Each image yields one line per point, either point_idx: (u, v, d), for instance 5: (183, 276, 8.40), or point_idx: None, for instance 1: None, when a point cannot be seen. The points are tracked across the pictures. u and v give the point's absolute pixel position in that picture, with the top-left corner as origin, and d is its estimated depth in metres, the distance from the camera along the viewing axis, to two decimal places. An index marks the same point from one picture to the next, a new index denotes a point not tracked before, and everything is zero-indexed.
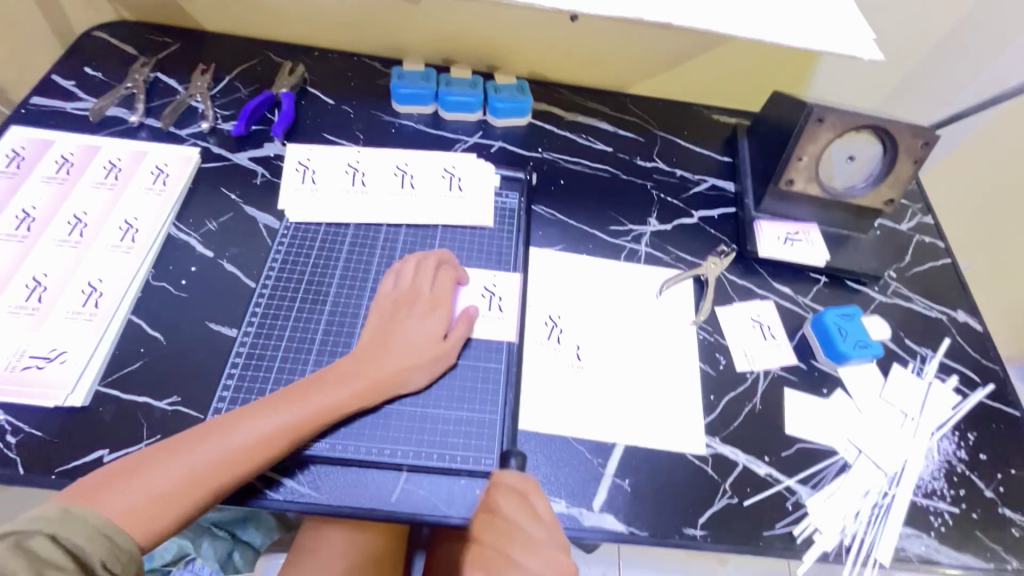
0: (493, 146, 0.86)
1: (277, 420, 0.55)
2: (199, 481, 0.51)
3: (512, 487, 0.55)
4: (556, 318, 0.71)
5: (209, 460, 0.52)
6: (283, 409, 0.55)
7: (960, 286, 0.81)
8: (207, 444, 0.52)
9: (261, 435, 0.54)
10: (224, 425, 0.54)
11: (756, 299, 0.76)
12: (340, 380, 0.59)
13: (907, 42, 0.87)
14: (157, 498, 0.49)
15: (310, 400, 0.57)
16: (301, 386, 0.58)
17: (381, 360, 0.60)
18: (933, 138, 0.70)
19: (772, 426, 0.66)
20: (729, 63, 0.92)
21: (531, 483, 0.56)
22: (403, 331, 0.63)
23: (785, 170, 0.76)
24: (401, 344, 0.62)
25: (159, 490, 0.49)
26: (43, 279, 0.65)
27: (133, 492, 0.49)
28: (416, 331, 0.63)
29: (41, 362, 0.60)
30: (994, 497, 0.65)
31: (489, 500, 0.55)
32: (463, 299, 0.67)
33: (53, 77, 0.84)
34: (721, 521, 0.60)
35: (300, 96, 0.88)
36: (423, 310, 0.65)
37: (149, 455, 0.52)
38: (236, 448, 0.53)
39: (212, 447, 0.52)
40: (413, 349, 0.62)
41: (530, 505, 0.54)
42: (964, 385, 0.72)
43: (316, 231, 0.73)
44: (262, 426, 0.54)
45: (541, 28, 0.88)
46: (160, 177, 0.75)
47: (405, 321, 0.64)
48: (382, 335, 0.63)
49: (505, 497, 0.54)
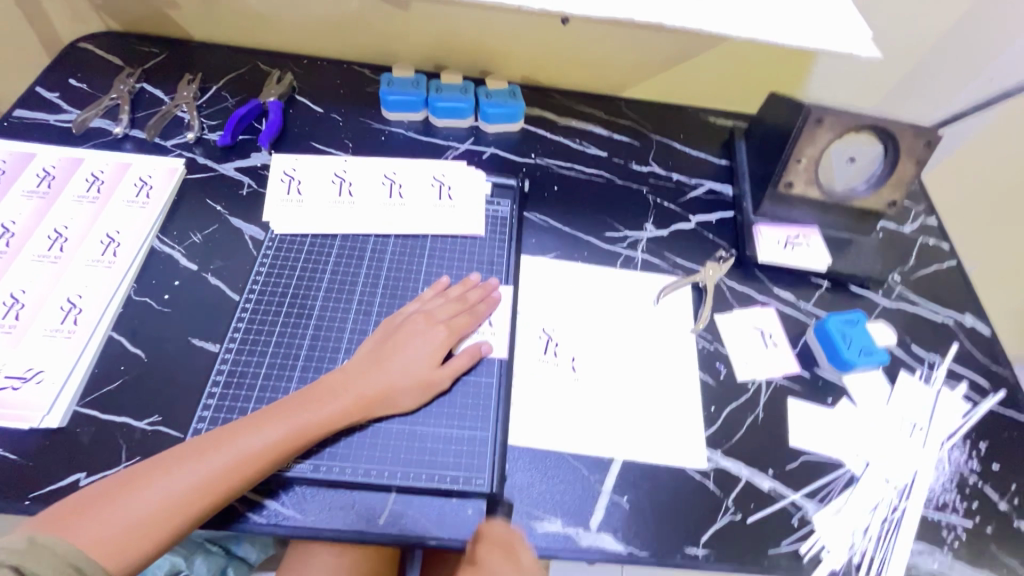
0: (484, 152, 0.84)
1: (263, 439, 0.53)
2: (176, 506, 0.49)
3: (499, 541, 0.52)
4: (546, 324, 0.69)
5: (188, 483, 0.49)
6: (268, 427, 0.54)
7: (967, 289, 0.79)
8: (188, 466, 0.50)
9: (244, 455, 0.52)
10: (206, 445, 0.52)
11: (756, 306, 0.73)
12: (329, 397, 0.57)
13: (905, 41, 0.85)
14: (131, 526, 0.47)
15: (299, 417, 0.55)
16: (288, 402, 0.56)
17: (374, 383, 0.58)
18: (936, 137, 0.68)
19: (776, 438, 0.64)
20: (725, 65, 0.90)
21: (519, 538, 0.53)
22: (398, 353, 0.61)
23: (784, 173, 0.74)
24: (394, 366, 0.60)
25: (134, 516, 0.47)
26: (22, 296, 0.63)
27: (106, 519, 0.47)
28: (412, 353, 0.61)
29: (17, 382, 0.58)
30: (1009, 510, 0.62)
31: (473, 554, 0.51)
32: (458, 319, 0.65)
33: (37, 89, 0.83)
34: (724, 539, 0.57)
35: (288, 105, 0.86)
36: (419, 330, 0.62)
37: (127, 478, 0.49)
38: (219, 470, 0.50)
39: (192, 468, 0.50)
40: (407, 372, 0.60)
41: (515, 558, 0.51)
42: (973, 391, 0.70)
43: (303, 242, 0.72)
44: (246, 445, 0.52)
45: (532, 33, 0.87)
46: (143, 190, 0.74)
47: (400, 342, 0.62)
48: (376, 357, 0.61)
49: (491, 552, 0.51)
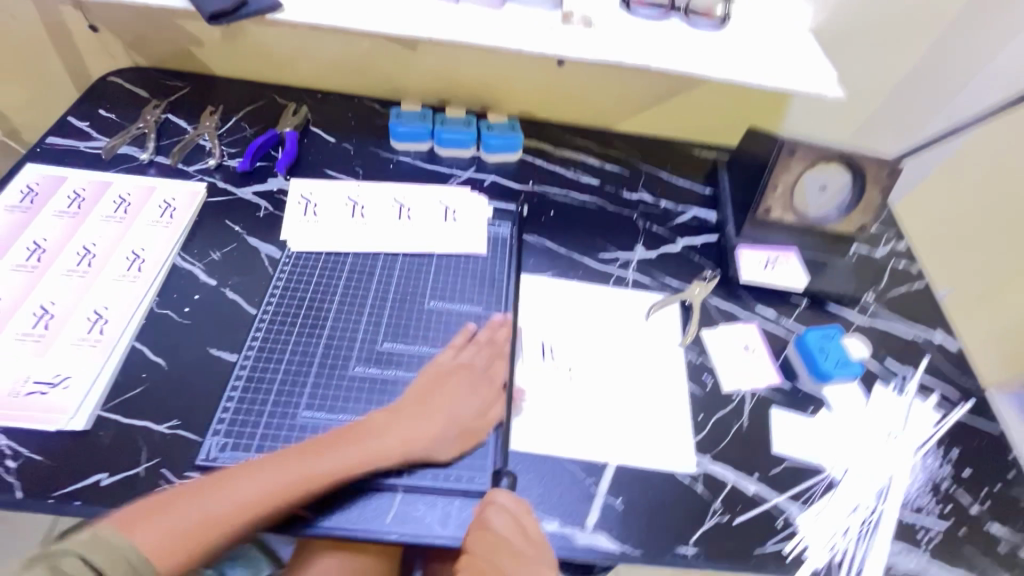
0: (486, 179, 0.91)
1: (309, 467, 0.56)
2: (223, 519, 0.52)
3: (504, 507, 0.57)
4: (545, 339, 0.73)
5: (242, 499, 0.53)
6: (310, 459, 0.57)
7: (936, 308, 0.85)
8: (241, 483, 0.54)
9: (292, 482, 0.55)
10: (256, 466, 0.55)
11: (739, 322, 0.78)
12: (371, 435, 0.60)
13: (869, 83, 0.94)
14: (184, 534, 0.50)
15: (344, 453, 0.58)
16: (331, 436, 0.59)
17: (420, 427, 0.61)
18: (897, 167, 0.75)
19: (760, 445, 0.68)
20: (707, 102, 0.98)
21: (523, 507, 0.58)
22: (446, 400, 0.64)
23: (763, 199, 0.80)
24: (438, 410, 0.63)
25: (191, 525, 0.50)
26: (51, 307, 0.67)
27: (163, 526, 0.49)
28: (458, 402, 0.64)
29: (45, 387, 0.61)
30: (980, 513, 0.66)
31: (480, 517, 0.57)
32: (493, 364, 0.68)
33: (69, 118, 0.89)
34: (712, 539, 0.61)
35: (303, 135, 0.93)
36: (463, 379, 0.66)
37: (181, 491, 0.52)
38: (270, 488, 0.54)
39: (243, 484, 0.54)
40: (453, 417, 0.63)
41: (520, 524, 0.56)
42: (944, 402, 0.74)
43: (317, 259, 0.77)
44: (290, 474, 0.55)
45: (530, 72, 0.94)
46: (167, 211, 0.79)
47: (445, 389, 0.65)
48: (420, 400, 0.64)
49: (497, 515, 0.56)
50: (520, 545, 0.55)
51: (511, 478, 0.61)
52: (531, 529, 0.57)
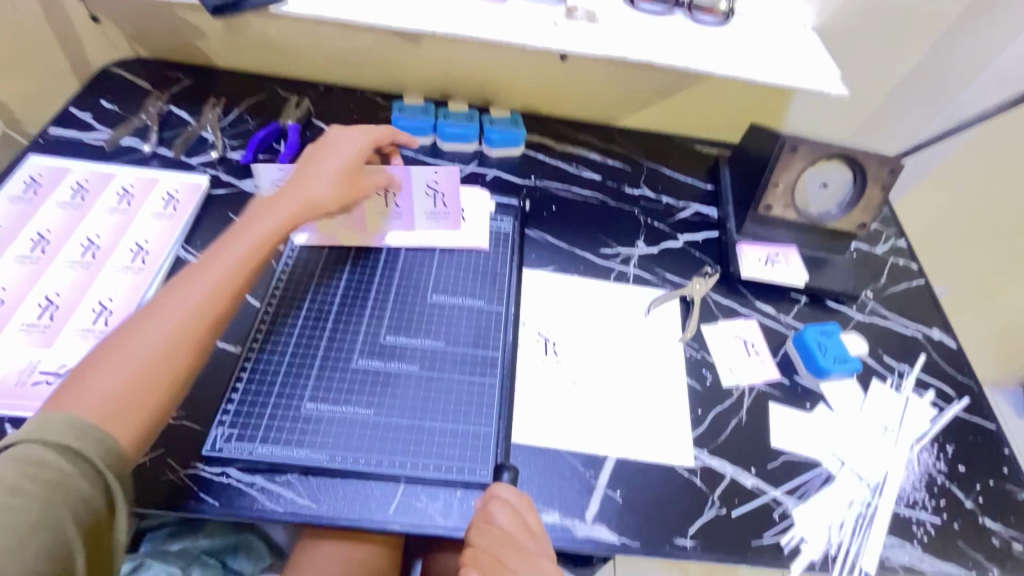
0: (488, 174, 0.91)
1: (208, 286, 0.57)
2: (159, 354, 0.52)
3: (507, 500, 0.56)
4: (547, 334, 0.74)
5: (163, 334, 0.53)
6: (197, 288, 0.56)
7: (935, 306, 0.85)
8: (146, 327, 0.53)
9: (212, 289, 0.57)
10: (161, 305, 0.55)
11: (739, 318, 0.79)
12: (236, 240, 0.61)
13: (872, 81, 0.94)
14: (121, 383, 0.49)
15: (240, 245, 0.60)
16: (198, 267, 0.58)
17: (308, 185, 0.66)
18: (898, 165, 0.75)
19: (759, 439, 0.69)
20: (709, 98, 0.98)
21: (525, 502, 0.57)
22: (293, 192, 0.65)
23: (763, 196, 0.81)
24: (315, 178, 0.67)
25: (126, 375, 0.50)
26: (56, 298, 0.68)
27: (99, 382, 0.49)
28: (307, 190, 0.66)
29: (51, 377, 0.62)
30: (974, 508, 0.67)
31: (483, 510, 0.56)
32: (384, 162, 0.72)
33: (72, 109, 0.89)
34: (710, 531, 0.62)
35: (306, 128, 0.93)
36: (308, 173, 0.68)
37: (93, 362, 0.50)
38: (179, 319, 0.54)
39: (157, 324, 0.53)
40: (326, 176, 0.67)
41: (523, 519, 0.55)
42: (940, 399, 0.75)
43: (320, 253, 0.77)
44: (195, 297, 0.55)
45: (533, 67, 0.94)
46: (170, 203, 0.79)
47: (318, 189, 0.67)
48: (311, 209, 0.66)
49: (501, 509, 0.55)
50: (523, 538, 0.54)
51: (513, 473, 0.61)
52: (533, 524, 0.56)
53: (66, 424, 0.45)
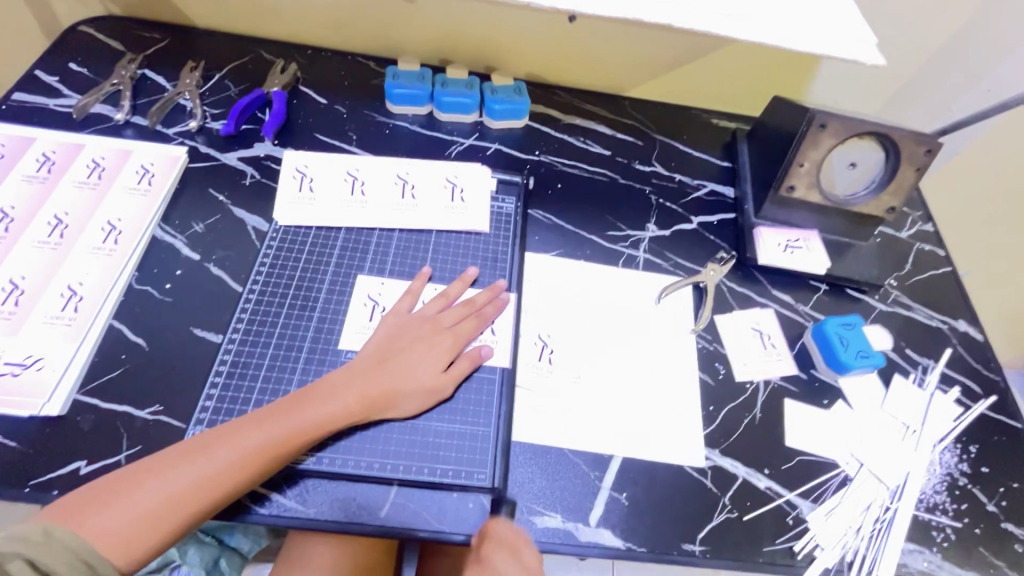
0: (489, 148, 0.84)
1: (260, 439, 0.52)
2: (183, 498, 0.49)
3: (503, 540, 0.52)
4: (547, 336, 0.68)
5: (194, 479, 0.50)
6: (241, 439, 0.52)
7: (962, 295, 0.80)
8: (180, 465, 0.50)
9: (261, 443, 0.52)
10: (205, 443, 0.52)
11: (756, 307, 0.74)
12: (334, 396, 0.56)
13: (909, 48, 0.86)
14: (135, 521, 0.47)
15: (326, 404, 0.56)
16: (269, 410, 0.55)
17: (376, 384, 0.58)
18: (936, 145, 0.69)
19: (774, 438, 0.65)
20: (729, 67, 0.90)
21: (521, 537, 0.54)
22: (401, 358, 0.61)
23: (786, 176, 0.75)
24: (400, 370, 0.60)
25: (141, 515, 0.47)
26: (21, 282, 0.63)
27: (116, 514, 0.47)
28: (415, 359, 0.61)
29: (17, 369, 0.58)
30: (997, 512, 0.64)
31: (478, 554, 0.52)
32: (464, 325, 0.65)
33: (37, 72, 0.82)
34: (720, 537, 0.59)
35: (292, 95, 0.86)
36: (425, 337, 0.63)
37: (121, 483, 0.49)
38: (215, 468, 0.50)
39: (196, 467, 0.50)
40: (410, 377, 0.60)
41: (520, 558, 0.52)
42: (965, 396, 0.71)
43: (307, 234, 0.71)
44: (237, 449, 0.51)
45: (538, 29, 0.86)
46: (145, 177, 0.73)
47: (406, 345, 0.62)
48: (380, 358, 0.60)
49: (498, 552, 0.52)
50: None
51: (510, 506, 0.57)
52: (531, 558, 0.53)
53: (69, 545, 0.45)
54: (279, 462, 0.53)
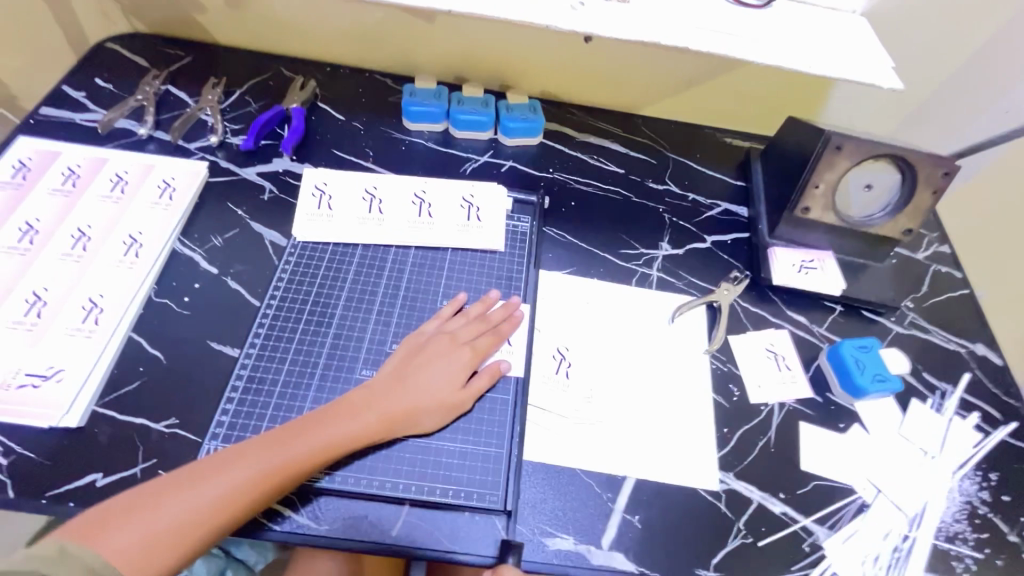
0: (504, 165, 0.85)
1: (278, 458, 0.53)
2: (202, 516, 0.49)
3: None
4: (564, 351, 0.68)
5: (213, 497, 0.50)
6: (261, 458, 0.52)
7: (980, 318, 0.79)
8: (200, 483, 0.50)
9: (280, 463, 0.53)
10: (223, 461, 0.52)
11: (770, 328, 0.74)
12: (353, 415, 0.57)
13: (924, 70, 0.86)
14: (154, 538, 0.47)
15: (345, 422, 0.56)
16: (288, 429, 0.55)
17: (395, 402, 0.59)
18: (954, 168, 0.69)
19: (788, 462, 0.64)
20: (744, 87, 0.91)
21: None
22: (419, 374, 0.61)
23: (802, 198, 0.75)
24: (419, 388, 0.60)
25: (160, 534, 0.48)
26: (44, 294, 0.64)
27: (135, 530, 0.47)
28: (432, 375, 0.61)
29: (37, 380, 0.58)
30: (1019, 543, 0.62)
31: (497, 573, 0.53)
32: (481, 340, 0.65)
33: (64, 87, 0.84)
34: (734, 562, 0.58)
35: (311, 111, 0.87)
36: (442, 351, 0.63)
37: (141, 500, 0.49)
38: (235, 485, 0.51)
39: (214, 485, 0.50)
40: (427, 394, 0.60)
41: None
42: (985, 422, 0.70)
43: (324, 250, 0.72)
44: (256, 468, 0.52)
45: (553, 49, 0.88)
46: (167, 191, 0.74)
47: (425, 362, 0.62)
48: (399, 376, 0.61)
49: None
50: None
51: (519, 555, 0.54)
52: None
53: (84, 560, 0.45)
54: (296, 482, 0.53)
